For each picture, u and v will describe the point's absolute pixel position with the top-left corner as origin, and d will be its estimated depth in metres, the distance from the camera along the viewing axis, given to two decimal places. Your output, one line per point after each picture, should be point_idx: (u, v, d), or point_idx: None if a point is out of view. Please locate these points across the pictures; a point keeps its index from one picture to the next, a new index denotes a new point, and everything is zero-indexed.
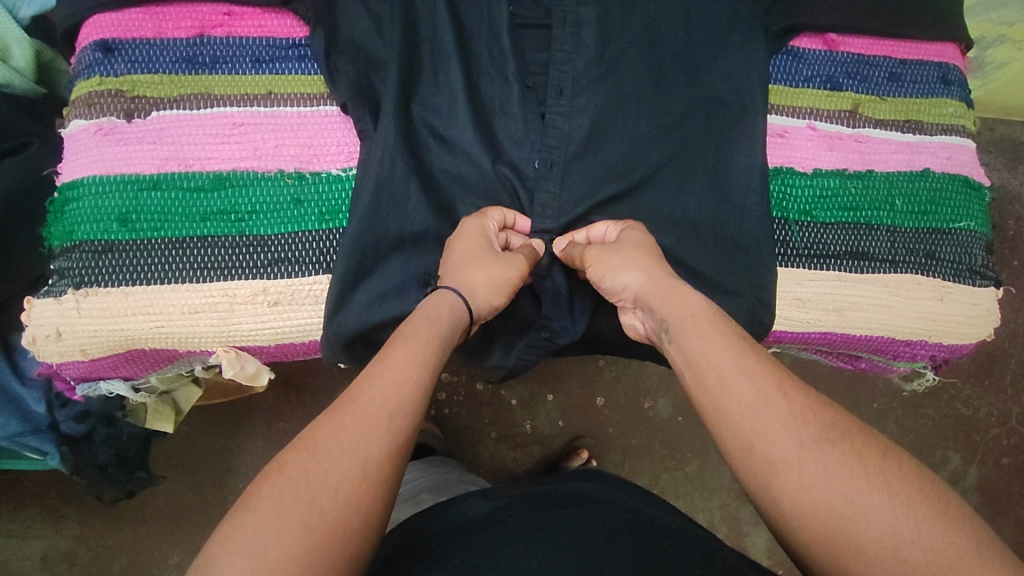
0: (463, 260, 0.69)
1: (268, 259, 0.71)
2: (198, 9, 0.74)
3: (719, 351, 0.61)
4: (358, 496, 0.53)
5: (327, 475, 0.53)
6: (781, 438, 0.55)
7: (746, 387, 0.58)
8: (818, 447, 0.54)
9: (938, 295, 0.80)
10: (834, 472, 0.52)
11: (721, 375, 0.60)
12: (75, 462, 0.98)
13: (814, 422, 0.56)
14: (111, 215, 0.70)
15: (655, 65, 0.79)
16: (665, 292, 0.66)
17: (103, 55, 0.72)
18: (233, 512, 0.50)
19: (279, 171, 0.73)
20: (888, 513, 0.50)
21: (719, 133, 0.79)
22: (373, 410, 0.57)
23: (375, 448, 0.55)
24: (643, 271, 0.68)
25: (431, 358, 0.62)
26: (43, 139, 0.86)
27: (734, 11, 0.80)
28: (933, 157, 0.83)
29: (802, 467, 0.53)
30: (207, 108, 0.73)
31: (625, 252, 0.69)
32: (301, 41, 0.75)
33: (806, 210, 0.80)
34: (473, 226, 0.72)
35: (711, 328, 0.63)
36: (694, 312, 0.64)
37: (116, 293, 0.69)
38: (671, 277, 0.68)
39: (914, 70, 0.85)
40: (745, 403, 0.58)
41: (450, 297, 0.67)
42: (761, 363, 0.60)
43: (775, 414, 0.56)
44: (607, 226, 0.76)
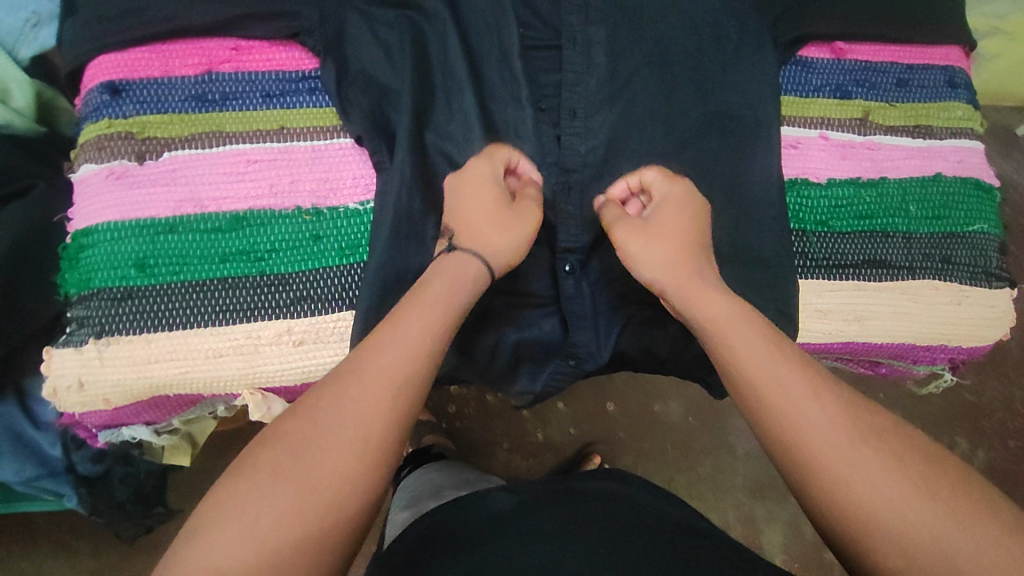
0: (479, 216, 0.69)
1: (290, 298, 0.70)
2: (204, 46, 0.73)
3: (769, 359, 0.61)
4: (342, 485, 0.53)
5: (309, 467, 0.53)
6: (838, 449, 0.56)
7: (789, 382, 0.59)
8: (870, 459, 0.55)
9: (955, 299, 0.81)
10: (890, 483, 0.54)
11: (768, 394, 0.59)
12: (94, 501, 0.98)
13: (866, 435, 0.56)
14: (128, 261, 0.69)
15: (666, 81, 0.79)
16: (693, 290, 0.67)
17: (110, 97, 0.71)
18: (232, 476, 0.53)
19: (296, 207, 0.72)
20: (941, 524, 0.52)
21: (732, 147, 0.79)
22: (354, 401, 0.56)
23: (358, 437, 0.55)
24: (663, 262, 0.69)
25: (420, 336, 0.60)
26: (47, 181, 0.84)
27: (742, 24, 0.80)
28: (944, 162, 0.83)
29: (857, 479, 0.54)
30: (219, 146, 0.72)
31: (658, 242, 0.70)
32: (311, 73, 0.75)
33: (822, 220, 0.80)
34: (485, 176, 0.71)
35: (756, 341, 0.62)
36: (732, 313, 0.65)
37: (138, 341, 0.68)
38: (694, 270, 0.68)
39: (922, 74, 0.85)
40: (785, 395, 0.59)
41: (461, 254, 0.67)
42: (810, 376, 0.60)
43: (816, 411, 0.57)
44: (655, 176, 0.76)
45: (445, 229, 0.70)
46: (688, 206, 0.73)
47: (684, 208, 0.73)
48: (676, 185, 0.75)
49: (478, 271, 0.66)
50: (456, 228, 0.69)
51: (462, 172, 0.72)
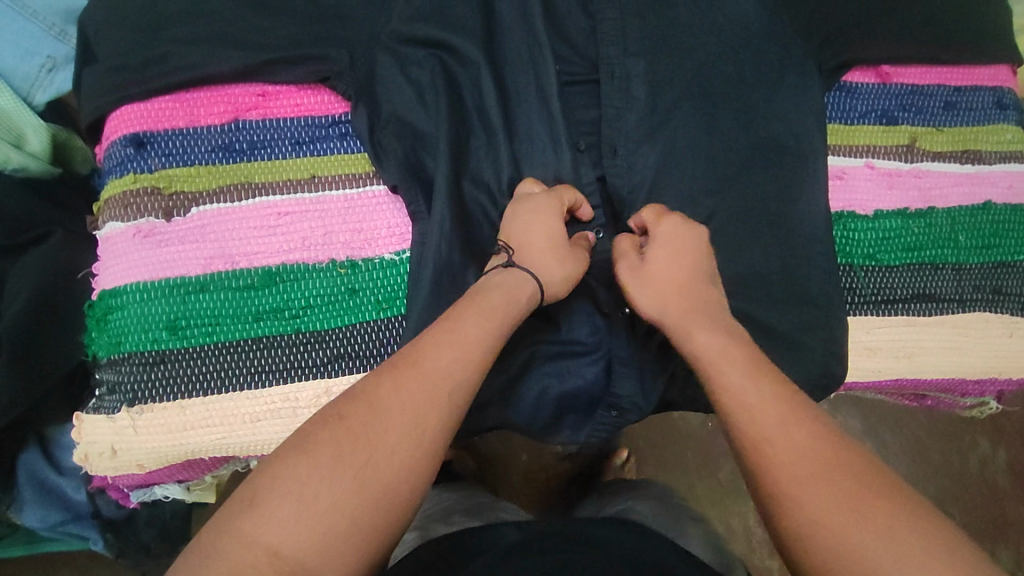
0: (546, 245, 0.65)
1: (328, 357, 0.68)
2: (229, 92, 0.70)
3: (735, 377, 0.58)
4: (384, 489, 0.50)
5: (351, 465, 0.50)
6: (790, 468, 0.53)
7: (757, 396, 0.56)
8: (817, 482, 0.51)
9: (1007, 331, 0.79)
10: (836, 509, 0.50)
11: (741, 409, 0.56)
12: (118, 545, 0.97)
13: (827, 463, 0.52)
14: (159, 323, 0.66)
15: (709, 113, 0.75)
16: (681, 326, 0.62)
17: (135, 150, 0.68)
18: (287, 453, 0.51)
19: (331, 260, 0.69)
20: (900, 553, 0.48)
21: (778, 180, 0.76)
22: (403, 403, 0.53)
23: (403, 442, 0.52)
24: (662, 302, 0.64)
25: (478, 338, 0.57)
26: (64, 228, 0.80)
27: (785, 51, 0.77)
28: (994, 188, 0.80)
29: (804, 500, 0.51)
30: (248, 199, 0.69)
31: (650, 279, 0.65)
32: (341, 117, 0.72)
33: (871, 253, 0.78)
34: (554, 204, 0.67)
35: (728, 363, 0.59)
36: (714, 345, 0.60)
37: (172, 407, 0.66)
38: (696, 306, 0.64)
39: (969, 96, 0.82)
40: (757, 408, 0.56)
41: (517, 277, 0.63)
42: (782, 394, 0.57)
43: (789, 429, 0.54)
44: (653, 217, 0.69)
45: (504, 245, 0.66)
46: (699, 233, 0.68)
47: (680, 236, 0.67)
48: (676, 227, 0.67)
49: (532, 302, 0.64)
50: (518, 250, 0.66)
51: (525, 196, 0.68)
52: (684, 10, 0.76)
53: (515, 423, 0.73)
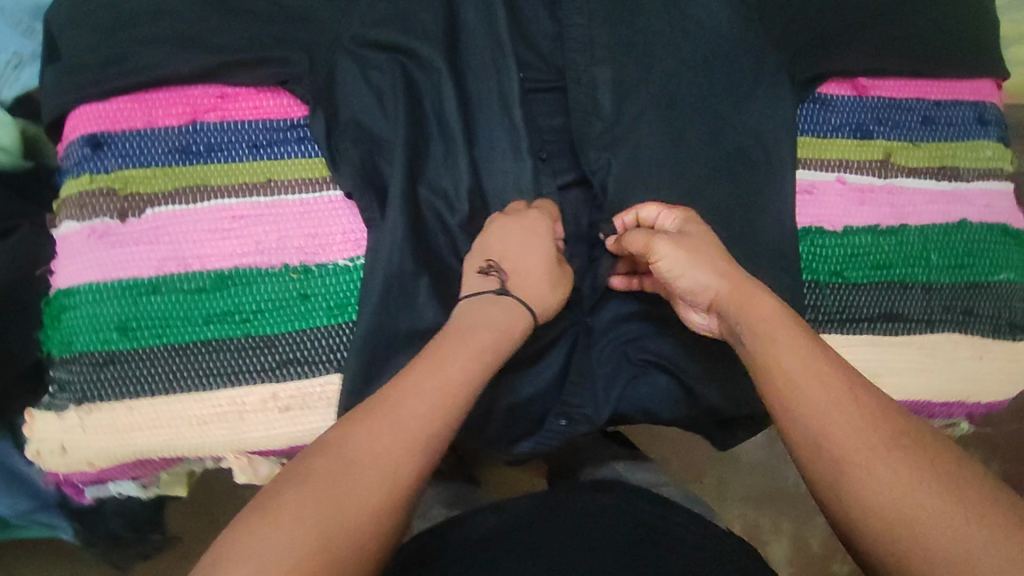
0: (534, 265, 0.64)
1: (278, 361, 0.68)
2: (188, 93, 0.70)
3: (789, 347, 0.56)
4: (362, 517, 0.48)
5: (333, 489, 0.48)
6: (849, 437, 0.52)
7: (817, 387, 0.54)
8: (882, 446, 0.51)
9: (976, 354, 0.77)
10: (903, 471, 0.49)
11: (788, 383, 0.55)
12: (84, 535, 0.97)
13: (883, 427, 0.52)
14: (110, 324, 0.66)
15: (677, 123, 0.74)
16: (745, 295, 0.60)
17: (92, 151, 0.68)
18: (251, 511, 0.47)
19: (284, 265, 0.69)
20: (969, 538, 0.46)
21: (744, 194, 0.74)
22: (392, 429, 0.51)
23: (385, 472, 0.49)
24: (721, 270, 0.62)
25: (455, 377, 0.55)
26: (30, 221, 0.77)
27: (758, 61, 0.74)
28: (970, 207, 0.78)
29: (871, 464, 0.50)
30: (203, 202, 0.69)
31: (699, 249, 0.63)
32: (300, 120, 0.71)
33: (837, 270, 0.76)
34: (540, 224, 0.66)
35: (779, 331, 0.57)
36: (770, 315, 0.58)
37: (121, 408, 0.66)
38: (745, 278, 0.62)
39: (949, 111, 0.80)
40: (815, 399, 0.54)
41: (508, 300, 0.61)
42: (833, 365, 0.56)
43: (845, 414, 0.53)
44: (658, 210, 0.68)
45: (494, 265, 0.63)
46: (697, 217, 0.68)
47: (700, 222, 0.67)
48: (692, 213, 0.68)
49: (524, 324, 0.61)
50: (507, 270, 0.63)
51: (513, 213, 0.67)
52: (655, 16, 0.74)
53: (467, 434, 0.72)
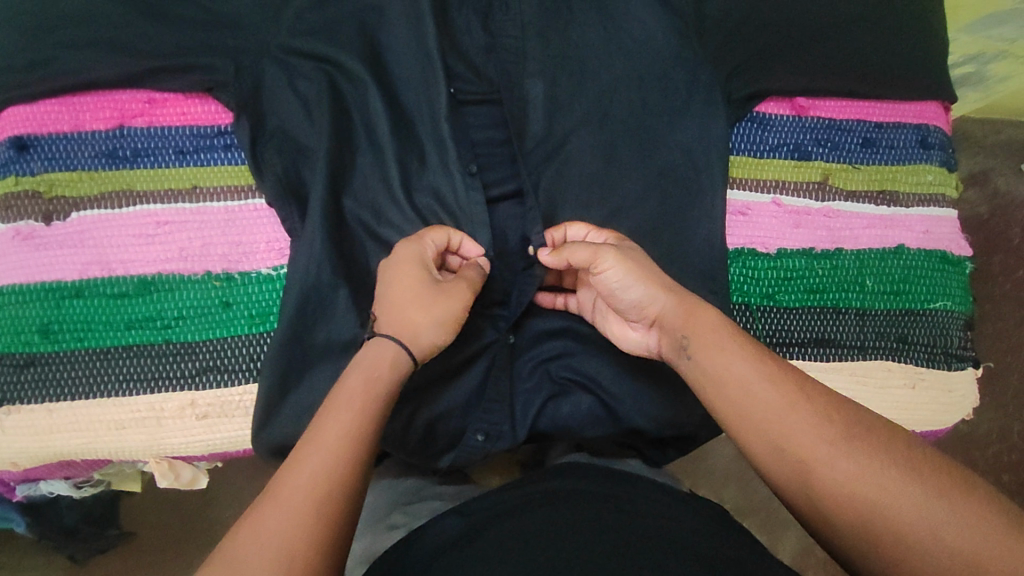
0: (409, 294, 0.62)
1: (196, 368, 0.68)
2: (117, 98, 0.71)
3: (738, 352, 0.55)
4: (325, 533, 0.48)
5: (294, 517, 0.48)
6: (807, 433, 0.50)
7: (766, 389, 0.53)
8: (842, 437, 0.49)
9: (910, 383, 0.76)
10: (866, 456, 0.48)
11: (741, 390, 0.54)
12: (40, 530, 0.92)
13: (839, 416, 0.51)
14: (32, 326, 0.67)
15: (607, 141, 0.74)
16: (691, 311, 0.59)
17: (17, 153, 0.69)
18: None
19: (207, 272, 0.69)
20: (935, 512, 0.45)
21: (674, 213, 0.74)
22: (330, 441, 0.52)
23: (335, 484, 0.50)
24: (666, 285, 0.61)
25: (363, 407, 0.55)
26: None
27: (692, 79, 0.74)
28: (909, 233, 0.77)
29: (836, 459, 0.48)
30: (128, 207, 0.69)
31: (643, 264, 0.62)
32: (226, 128, 0.71)
33: (769, 293, 0.75)
34: (411, 252, 0.64)
35: (722, 342, 0.56)
36: (713, 324, 0.57)
37: (40, 410, 0.67)
38: (681, 289, 0.61)
39: (890, 134, 0.79)
40: (767, 404, 0.52)
41: (388, 343, 0.59)
42: (782, 365, 0.55)
43: (799, 412, 0.51)
44: (586, 230, 0.68)
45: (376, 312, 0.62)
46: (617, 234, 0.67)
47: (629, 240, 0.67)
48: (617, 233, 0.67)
49: (401, 354, 0.59)
50: (387, 303, 0.62)
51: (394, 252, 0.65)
52: (591, 32, 0.74)
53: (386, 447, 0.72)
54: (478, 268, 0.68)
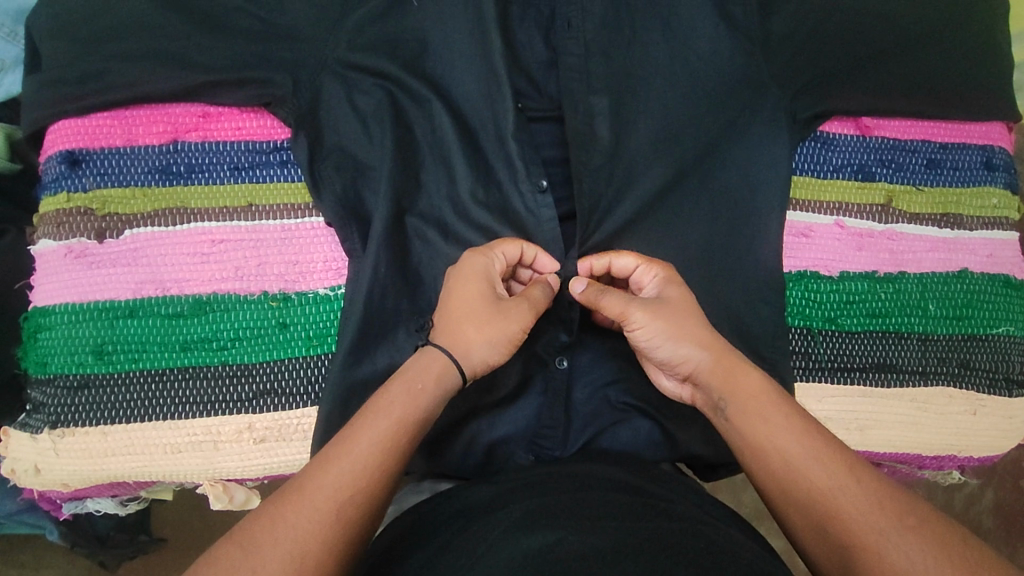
0: (465, 306, 0.59)
1: (253, 391, 0.67)
2: (170, 112, 0.69)
3: (787, 423, 0.54)
4: (342, 533, 0.48)
5: (313, 520, 0.47)
6: (852, 514, 0.49)
7: (815, 468, 0.51)
8: (890, 526, 0.47)
9: (970, 409, 0.75)
10: (915, 550, 0.46)
11: (786, 465, 0.52)
12: (74, 538, 0.88)
13: (889, 505, 0.49)
14: (85, 347, 0.66)
15: (671, 159, 0.72)
16: (730, 372, 0.57)
17: (68, 168, 0.68)
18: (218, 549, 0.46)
19: (263, 292, 0.68)
20: None
21: (737, 234, 0.72)
22: (363, 449, 0.51)
23: (358, 492, 0.49)
24: (702, 343, 0.58)
25: (407, 410, 0.53)
26: (16, 226, 0.76)
27: (757, 97, 0.72)
28: (972, 256, 0.77)
29: (881, 547, 0.47)
30: (182, 224, 0.68)
31: (680, 320, 0.59)
32: (282, 143, 0.70)
33: (831, 317, 0.74)
34: (478, 262, 0.61)
35: (770, 409, 0.55)
36: (756, 390, 0.56)
37: (94, 432, 0.66)
38: (728, 350, 0.58)
39: (955, 155, 0.78)
40: (816, 483, 0.51)
41: (439, 360, 0.57)
42: (834, 443, 0.53)
43: (848, 496, 0.49)
44: (636, 262, 0.63)
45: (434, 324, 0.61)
46: (675, 272, 0.63)
47: (677, 278, 0.63)
48: (668, 270, 0.63)
49: (450, 369, 0.57)
50: (444, 312, 0.60)
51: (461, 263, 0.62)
52: (653, 47, 0.72)
53: (445, 471, 0.71)
54: (545, 286, 0.63)
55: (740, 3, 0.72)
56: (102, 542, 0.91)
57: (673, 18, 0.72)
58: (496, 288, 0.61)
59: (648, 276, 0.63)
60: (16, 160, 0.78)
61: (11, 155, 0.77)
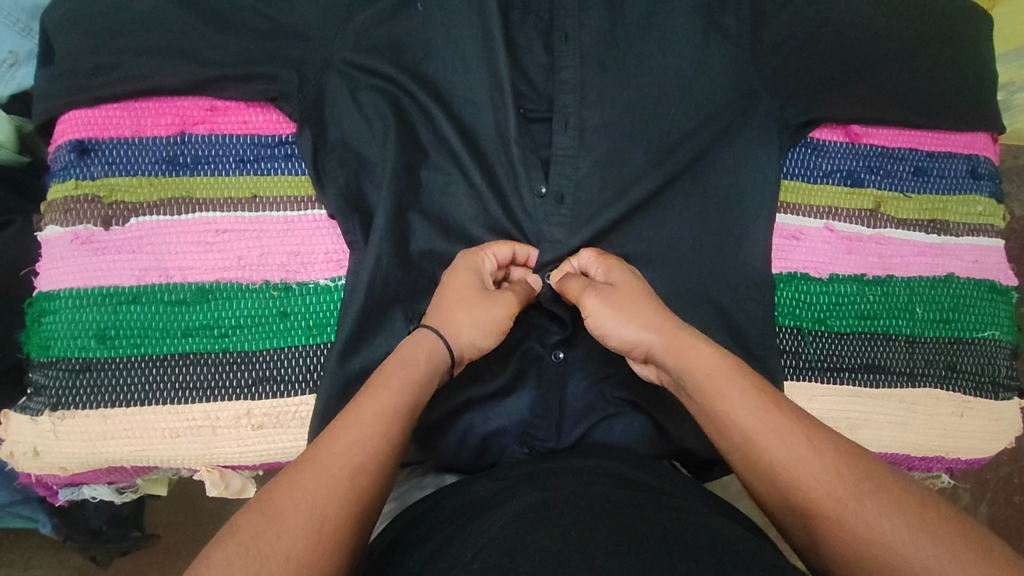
0: (454, 298, 0.63)
1: (252, 378, 0.68)
2: (179, 105, 0.71)
3: (745, 399, 0.55)
4: (359, 494, 0.49)
5: (329, 484, 0.49)
6: (814, 483, 0.50)
7: (776, 442, 0.52)
8: (850, 491, 0.49)
9: (957, 410, 0.76)
10: (874, 510, 0.48)
11: (748, 442, 0.53)
12: (66, 531, 0.87)
13: (848, 471, 0.50)
14: (88, 331, 0.67)
15: (664, 161, 0.73)
16: (681, 348, 0.59)
17: (78, 156, 0.69)
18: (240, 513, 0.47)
19: (265, 281, 0.69)
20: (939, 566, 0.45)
21: (729, 235, 0.74)
22: (368, 419, 0.53)
23: (371, 456, 0.51)
24: (650, 322, 0.60)
25: (410, 385, 0.56)
26: (24, 215, 0.77)
27: (748, 103, 0.75)
28: (959, 261, 0.79)
29: (840, 511, 0.48)
30: (188, 214, 0.69)
31: (627, 299, 0.62)
32: (288, 137, 0.72)
33: (821, 317, 0.76)
34: (467, 262, 0.66)
35: (730, 385, 0.56)
36: (712, 366, 0.57)
37: (94, 415, 0.67)
38: (679, 324, 0.61)
39: (941, 163, 0.80)
40: (779, 457, 0.52)
41: (428, 340, 0.60)
42: (795, 416, 0.54)
43: (808, 467, 0.50)
44: (592, 258, 0.68)
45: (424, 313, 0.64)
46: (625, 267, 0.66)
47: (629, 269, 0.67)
48: (618, 260, 0.67)
49: (436, 350, 0.59)
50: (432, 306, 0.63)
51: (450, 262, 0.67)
52: (648, 54, 0.75)
53: (439, 463, 0.71)
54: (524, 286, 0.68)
55: (732, 14, 0.75)
56: (96, 537, 0.90)
57: (667, 26, 0.75)
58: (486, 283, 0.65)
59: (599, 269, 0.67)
60: (24, 153, 0.81)
61: (19, 147, 0.79)
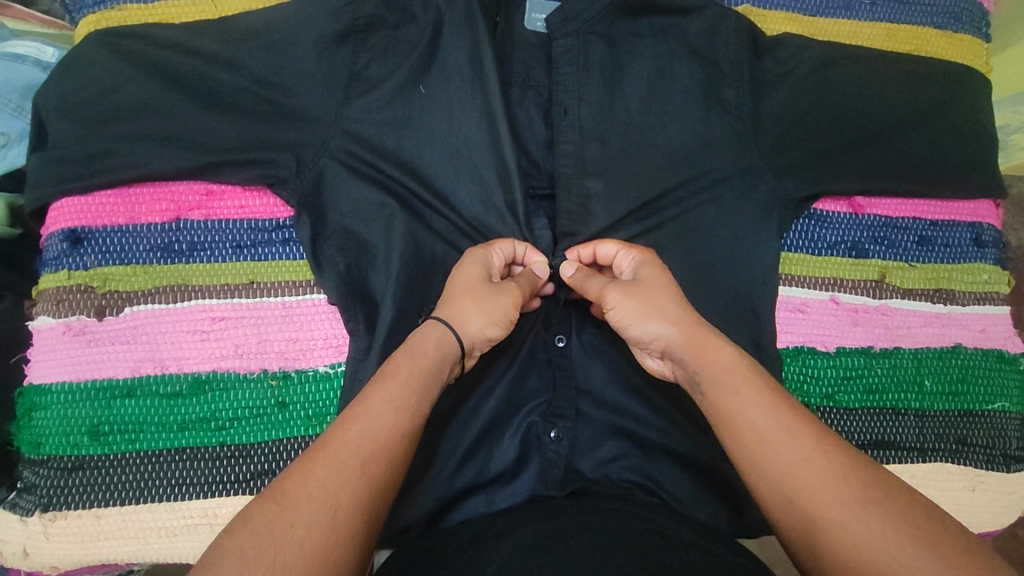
0: (458, 288, 0.60)
1: (250, 473, 0.66)
2: (173, 190, 0.70)
3: (718, 372, 0.54)
4: (328, 529, 0.44)
5: (326, 485, 0.46)
6: (818, 486, 0.47)
7: (783, 444, 0.49)
8: (800, 452, 0.48)
9: (969, 485, 0.75)
10: (826, 479, 0.47)
11: (755, 437, 0.50)
12: None
13: (853, 475, 0.47)
14: (81, 427, 0.65)
15: (669, 237, 0.72)
16: (698, 345, 0.55)
17: (70, 246, 0.68)
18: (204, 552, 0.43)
19: (263, 370, 0.68)
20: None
21: (737, 311, 0.73)
22: (342, 450, 0.47)
23: (344, 492, 0.46)
24: (672, 316, 0.57)
25: (397, 407, 0.50)
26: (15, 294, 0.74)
27: (754, 175, 0.73)
28: (965, 331, 0.78)
29: (802, 486, 0.47)
30: (183, 301, 0.68)
31: (652, 297, 0.58)
32: (285, 222, 0.71)
33: (830, 393, 0.74)
34: (477, 255, 0.63)
35: (743, 382, 0.52)
36: (690, 341, 0.56)
37: (87, 515, 0.65)
38: (702, 323, 0.57)
39: (944, 232, 0.80)
40: (784, 460, 0.48)
41: (435, 331, 0.56)
42: (770, 389, 0.52)
43: (814, 471, 0.47)
44: (616, 248, 0.65)
45: None
46: (659, 260, 0.63)
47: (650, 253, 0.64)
48: (646, 253, 0.64)
49: (444, 338, 0.56)
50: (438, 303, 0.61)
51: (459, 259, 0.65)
52: (648, 128, 0.74)
53: None
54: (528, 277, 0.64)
55: (733, 87, 0.74)
56: None
57: (669, 102, 0.74)
58: (491, 275, 0.62)
59: (627, 261, 0.64)
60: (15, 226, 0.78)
61: (9, 222, 0.77)
